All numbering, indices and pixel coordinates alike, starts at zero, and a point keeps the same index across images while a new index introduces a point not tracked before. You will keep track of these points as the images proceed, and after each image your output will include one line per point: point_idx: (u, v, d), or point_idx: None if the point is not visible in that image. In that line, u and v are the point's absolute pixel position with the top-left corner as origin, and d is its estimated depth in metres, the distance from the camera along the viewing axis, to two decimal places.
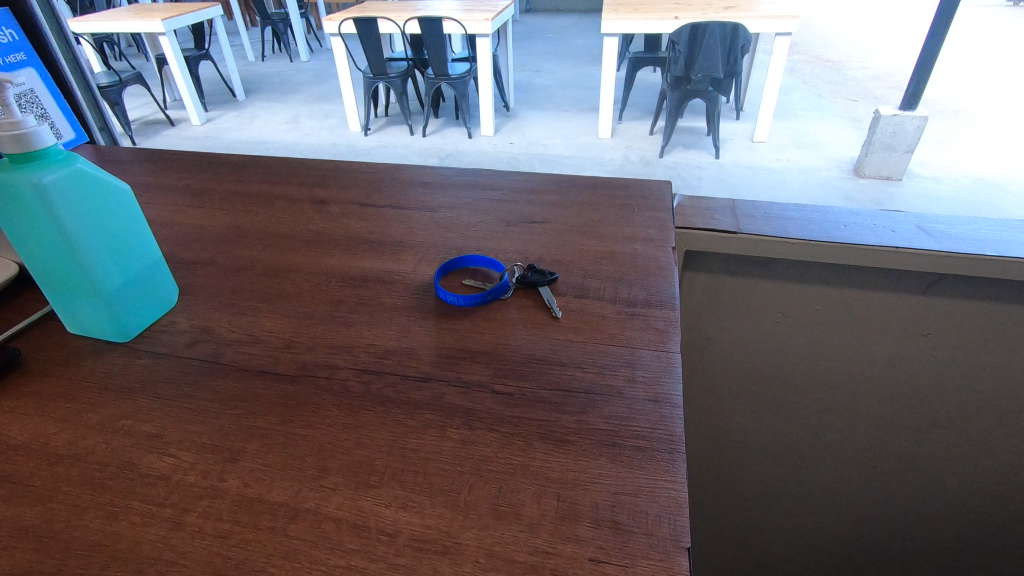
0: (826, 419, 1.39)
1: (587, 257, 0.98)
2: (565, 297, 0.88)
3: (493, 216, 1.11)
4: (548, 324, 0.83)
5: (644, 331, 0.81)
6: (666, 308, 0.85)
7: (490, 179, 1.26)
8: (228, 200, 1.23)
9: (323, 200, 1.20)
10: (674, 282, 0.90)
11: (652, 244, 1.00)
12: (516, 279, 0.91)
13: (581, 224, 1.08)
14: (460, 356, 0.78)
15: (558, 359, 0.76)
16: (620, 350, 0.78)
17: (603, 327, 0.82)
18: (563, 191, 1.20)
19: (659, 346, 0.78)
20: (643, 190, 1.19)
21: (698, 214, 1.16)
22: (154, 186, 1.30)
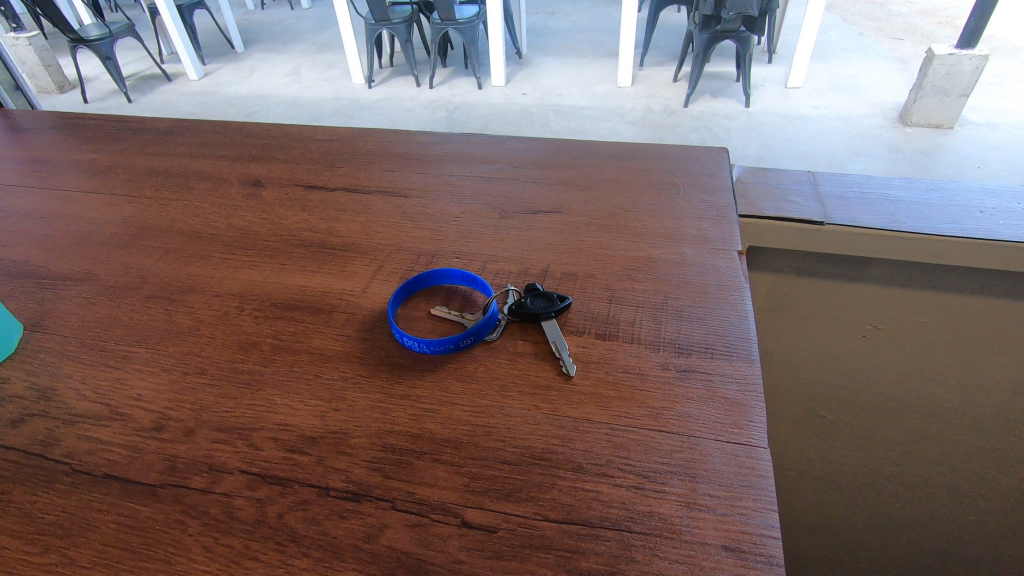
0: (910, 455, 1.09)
1: (611, 270, 0.67)
2: (582, 337, 0.59)
3: (480, 204, 0.80)
4: (555, 385, 0.54)
5: (707, 404, 0.51)
6: (739, 360, 0.55)
7: (480, 149, 0.94)
8: (135, 181, 0.93)
9: (256, 181, 0.90)
10: (745, 312, 0.60)
11: (708, 248, 0.70)
12: (508, 309, 0.61)
13: (604, 216, 0.76)
14: (417, 449, 0.49)
15: (571, 458, 0.48)
16: (670, 440, 0.49)
17: (641, 394, 0.53)
18: (579, 166, 0.88)
19: (734, 435, 0.49)
20: (692, 161, 0.87)
21: (767, 194, 0.84)
22: (48, 162, 1.00)
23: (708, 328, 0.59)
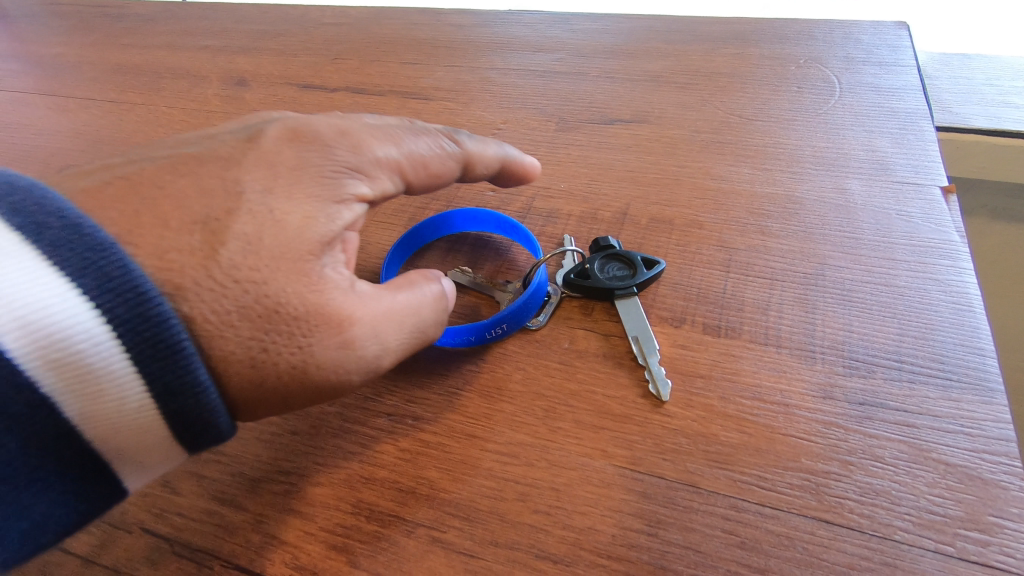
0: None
1: (728, 215, 0.43)
2: (682, 331, 0.36)
3: (530, 111, 0.56)
4: (635, 414, 0.33)
5: (914, 475, 0.29)
6: (966, 392, 0.32)
7: (534, 32, 0.67)
8: (100, 81, 0.74)
9: (242, 80, 0.69)
10: (963, 299, 0.36)
11: (887, 180, 0.44)
12: (566, 278, 0.39)
13: (715, 128, 0.51)
14: (406, 518, 0.31)
15: (664, 564, 0.28)
16: (846, 543, 0.27)
17: (788, 444, 0.31)
18: (677, 53, 0.60)
19: (970, 546, 0.27)
20: (852, 43, 0.58)
21: (972, 95, 0.55)
22: (9, 59, 0.82)
23: (902, 326, 0.35)
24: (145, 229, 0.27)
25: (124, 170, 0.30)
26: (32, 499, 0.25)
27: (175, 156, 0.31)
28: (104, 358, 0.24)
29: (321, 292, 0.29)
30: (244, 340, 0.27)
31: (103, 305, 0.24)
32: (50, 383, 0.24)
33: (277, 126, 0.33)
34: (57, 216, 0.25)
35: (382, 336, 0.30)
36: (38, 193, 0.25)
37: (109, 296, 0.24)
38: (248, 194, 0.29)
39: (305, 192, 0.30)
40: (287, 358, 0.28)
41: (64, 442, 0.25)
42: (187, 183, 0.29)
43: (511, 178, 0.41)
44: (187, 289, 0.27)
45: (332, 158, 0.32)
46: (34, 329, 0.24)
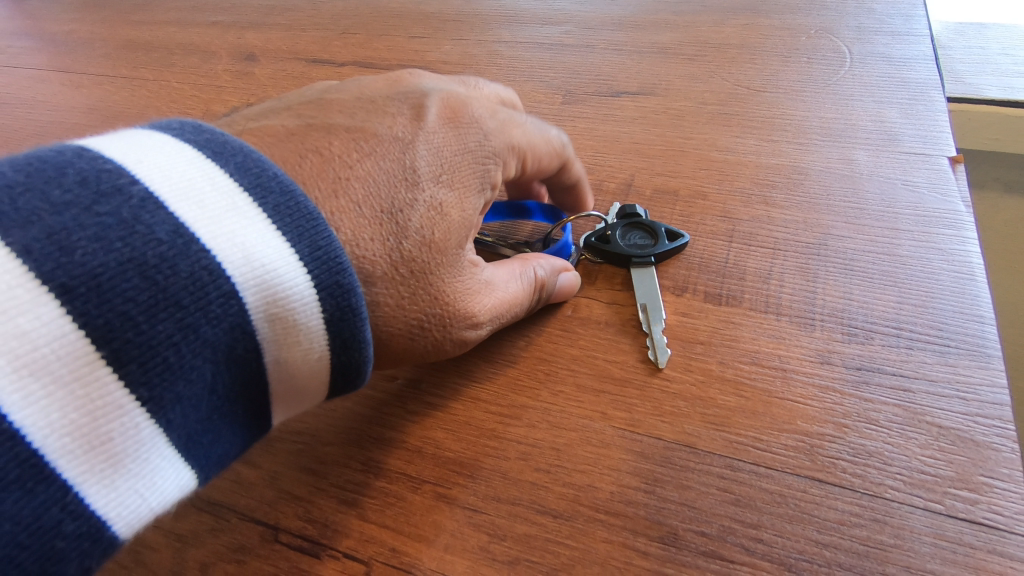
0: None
1: (732, 185, 0.43)
2: (683, 299, 0.37)
3: (537, 84, 0.56)
4: (635, 378, 0.34)
5: (907, 437, 0.30)
6: (963, 357, 0.32)
7: (542, 4, 0.67)
8: (113, 57, 0.75)
9: (252, 55, 0.69)
10: (968, 268, 0.36)
11: (895, 150, 0.43)
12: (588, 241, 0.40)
13: (722, 100, 0.50)
14: (413, 475, 0.32)
15: (660, 518, 0.29)
16: (838, 501, 0.28)
17: (784, 407, 0.31)
18: (686, 25, 0.60)
19: (960, 503, 0.27)
20: (865, 13, 0.57)
21: (986, 66, 0.54)
22: (23, 36, 0.83)
23: (902, 294, 0.35)
24: (343, 214, 0.28)
25: (305, 140, 0.30)
26: (218, 433, 0.24)
27: (349, 129, 0.31)
28: (309, 321, 0.25)
29: (469, 272, 0.31)
30: (408, 320, 0.29)
31: (320, 271, 0.24)
32: (263, 333, 0.24)
33: (427, 103, 0.33)
34: (270, 176, 0.25)
35: (511, 307, 0.34)
36: (248, 154, 0.25)
37: (327, 263, 0.24)
38: (421, 183, 0.30)
39: (461, 184, 0.31)
40: (432, 335, 0.31)
41: (246, 390, 0.25)
42: (370, 166, 0.29)
43: (567, 196, 0.42)
44: (374, 278, 0.28)
45: (480, 149, 0.33)
46: (264, 283, 0.23)
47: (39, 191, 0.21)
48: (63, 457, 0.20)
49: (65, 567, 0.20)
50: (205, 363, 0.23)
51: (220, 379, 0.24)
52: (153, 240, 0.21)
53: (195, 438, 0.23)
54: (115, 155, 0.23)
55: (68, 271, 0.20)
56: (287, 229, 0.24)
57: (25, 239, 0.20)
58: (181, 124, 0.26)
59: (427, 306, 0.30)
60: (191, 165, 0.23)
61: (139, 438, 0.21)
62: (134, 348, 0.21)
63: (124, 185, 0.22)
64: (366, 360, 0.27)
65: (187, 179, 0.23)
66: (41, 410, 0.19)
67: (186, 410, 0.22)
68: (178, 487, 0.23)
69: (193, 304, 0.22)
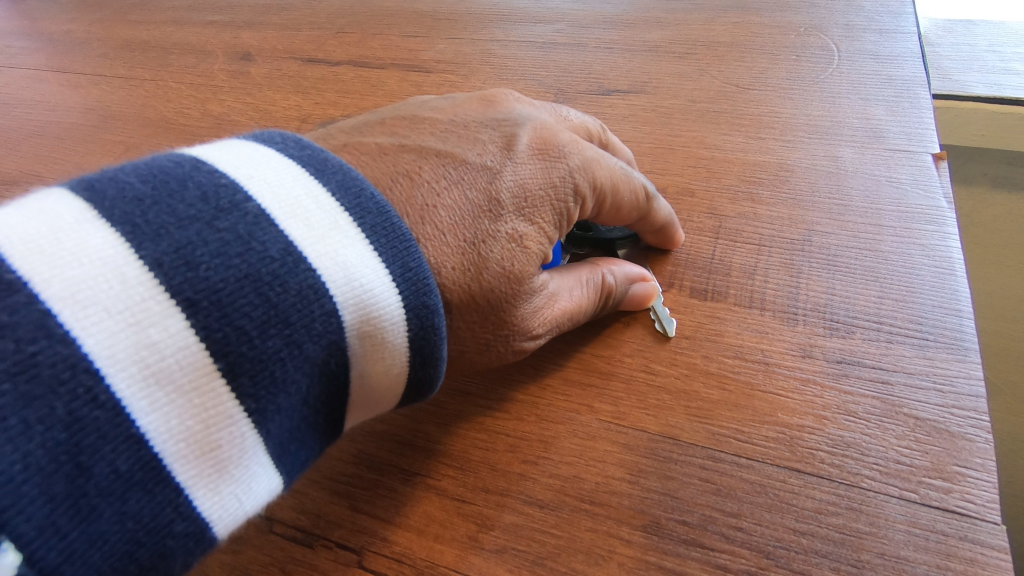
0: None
1: (719, 183, 0.44)
2: (669, 295, 0.38)
3: (529, 82, 0.57)
4: (621, 372, 0.35)
5: (884, 428, 0.30)
6: (941, 350, 0.33)
7: (535, 3, 0.67)
8: (110, 56, 0.75)
9: (247, 55, 0.70)
10: (948, 264, 0.37)
11: (880, 148, 0.44)
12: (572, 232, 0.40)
13: (712, 97, 0.51)
14: (404, 468, 0.33)
15: (644, 508, 0.29)
16: (816, 490, 0.29)
17: (766, 400, 0.32)
18: (677, 23, 0.60)
19: (933, 492, 0.28)
20: (854, 10, 0.57)
21: (973, 63, 0.55)
22: (21, 36, 0.84)
23: (883, 289, 0.36)
24: (427, 238, 0.29)
25: (396, 161, 0.31)
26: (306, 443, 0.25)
27: (439, 153, 0.31)
28: (394, 336, 0.26)
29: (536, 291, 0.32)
30: (475, 337, 0.31)
31: (406, 290, 0.25)
32: (355, 350, 0.25)
33: (520, 132, 0.33)
34: (368, 197, 0.26)
35: (573, 316, 0.34)
36: (347, 172, 0.26)
37: (412, 281, 0.26)
38: (504, 215, 0.30)
39: (543, 216, 0.32)
40: (498, 350, 0.32)
41: (334, 400, 0.26)
42: (456, 195, 0.30)
43: (653, 235, 0.39)
44: (451, 304, 0.29)
45: (569, 180, 0.33)
46: (361, 302, 0.24)
47: (165, 205, 0.22)
48: (178, 460, 0.21)
49: (170, 563, 0.21)
50: (302, 376, 0.23)
51: (312, 390, 0.24)
52: (266, 258, 0.23)
53: (286, 447, 0.24)
54: (230, 171, 0.24)
55: (193, 285, 0.21)
56: (382, 249, 0.25)
57: (156, 252, 0.21)
58: (285, 139, 0.27)
59: (495, 328, 0.31)
60: (297, 181, 0.25)
61: (243, 445, 0.22)
62: (244, 360, 0.22)
63: (239, 201, 0.23)
64: (439, 376, 0.28)
65: (295, 199, 0.24)
66: (163, 417, 0.21)
67: (284, 419, 0.23)
68: (267, 493, 0.23)
69: (299, 321, 0.23)
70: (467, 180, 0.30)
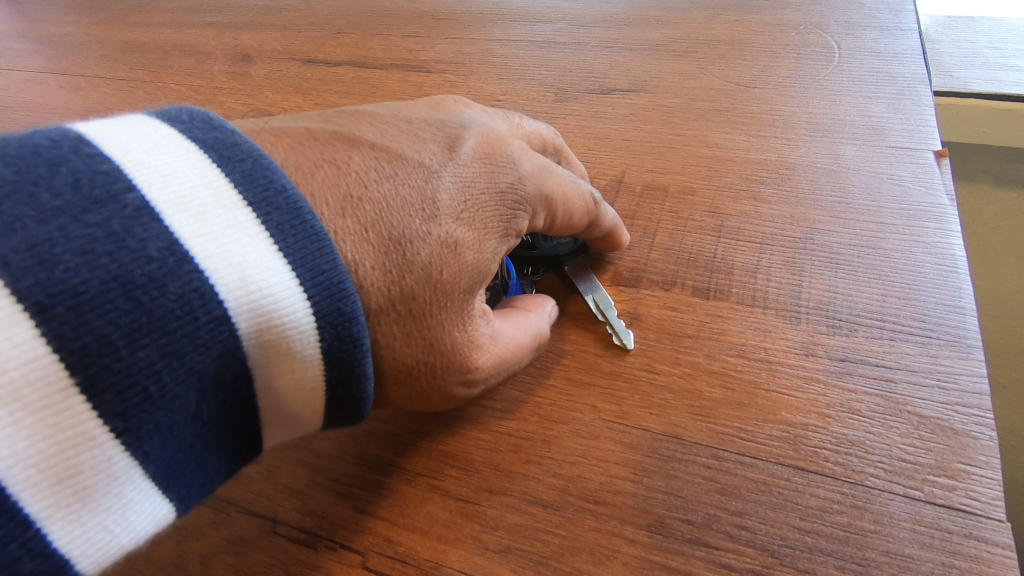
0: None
1: (721, 181, 0.44)
2: (671, 293, 0.38)
3: (529, 81, 0.57)
4: (624, 371, 0.35)
5: (888, 426, 0.30)
6: (944, 348, 0.33)
7: (534, 2, 0.67)
8: (109, 59, 0.75)
9: (247, 56, 0.70)
10: (950, 261, 0.37)
11: (881, 145, 0.44)
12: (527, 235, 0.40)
13: (712, 96, 0.51)
14: (407, 469, 0.33)
15: (648, 507, 0.29)
16: (820, 488, 0.29)
17: (769, 398, 0.32)
18: (677, 22, 0.60)
19: (938, 489, 0.28)
20: (855, 7, 0.57)
21: (973, 60, 0.55)
22: (20, 39, 0.84)
23: (886, 287, 0.36)
24: (347, 232, 0.27)
25: (325, 148, 0.29)
26: (206, 457, 0.24)
27: (374, 146, 0.30)
28: (300, 345, 0.24)
29: (472, 321, 0.30)
30: (402, 360, 0.29)
31: (315, 295, 0.24)
32: (254, 358, 0.23)
33: (466, 134, 0.33)
34: (276, 190, 0.24)
35: (510, 364, 0.33)
36: (257, 159, 0.24)
37: (322, 285, 0.24)
38: (439, 216, 0.29)
39: (484, 220, 0.30)
40: (423, 384, 0.30)
41: (236, 414, 0.24)
42: (387, 193, 0.29)
43: (600, 239, 0.39)
44: (371, 314, 0.28)
45: (512, 186, 0.32)
46: (258, 307, 0.23)
47: (26, 194, 0.20)
48: (26, 491, 0.19)
49: None
50: (190, 389, 0.22)
51: (208, 402, 0.23)
52: (144, 257, 0.21)
53: (174, 470, 0.22)
54: (114, 153, 0.22)
55: (45, 289, 0.19)
56: (287, 250, 0.23)
57: (5, 248, 0.19)
58: (191, 121, 0.25)
59: (421, 348, 0.29)
60: (194, 169, 0.23)
61: (111, 471, 0.20)
62: (116, 373, 0.20)
63: (119, 192, 0.21)
64: (361, 390, 0.27)
65: (190, 191, 0.22)
66: (6, 439, 0.18)
67: (169, 438, 0.22)
68: (151, 522, 0.22)
69: (182, 328, 0.21)
70: (406, 176, 0.29)
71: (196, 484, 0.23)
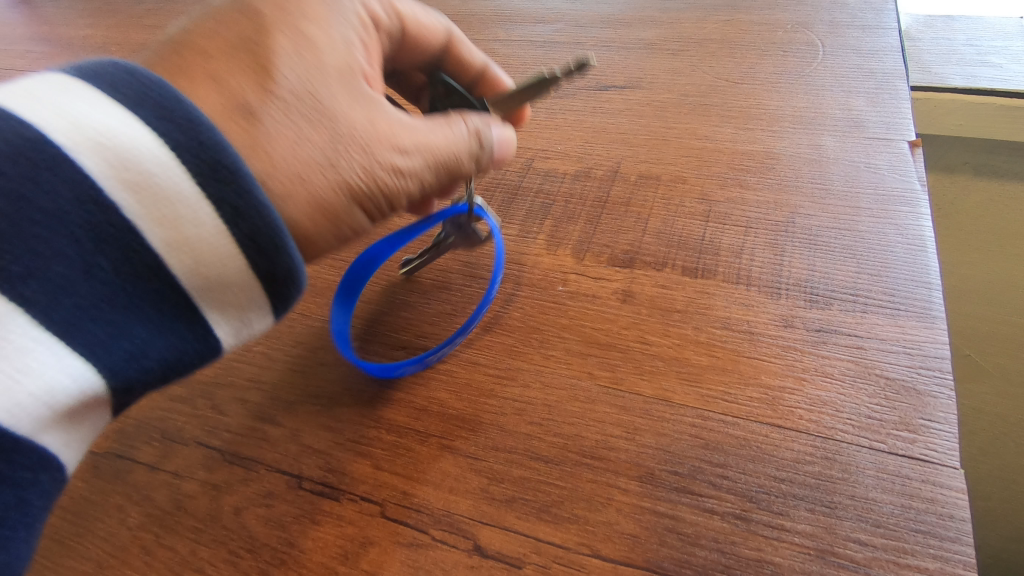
0: (1016, 485, 0.72)
1: (709, 170, 0.47)
2: (663, 273, 0.41)
3: (530, 79, 0.60)
4: (619, 342, 0.38)
5: (858, 387, 0.33)
6: (911, 318, 0.36)
7: (535, 4, 0.70)
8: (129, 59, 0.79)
9: None
10: (920, 241, 0.40)
11: (860, 136, 0.47)
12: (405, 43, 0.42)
13: (704, 91, 0.54)
14: (420, 429, 0.36)
15: (639, 461, 0.33)
16: (795, 442, 0.32)
17: (750, 365, 0.35)
18: (671, 22, 0.63)
19: (900, 442, 0.31)
20: (839, 8, 0.60)
21: (951, 56, 0.58)
22: (42, 41, 0.88)
23: (860, 265, 0.39)
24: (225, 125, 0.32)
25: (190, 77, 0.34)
26: (133, 353, 0.28)
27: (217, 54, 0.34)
28: (208, 234, 0.29)
29: (380, 138, 0.35)
30: (325, 175, 0.33)
31: (224, 194, 0.29)
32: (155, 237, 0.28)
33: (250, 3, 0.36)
34: (150, 92, 0.28)
35: (424, 140, 0.36)
36: (130, 77, 0.29)
37: (232, 188, 0.29)
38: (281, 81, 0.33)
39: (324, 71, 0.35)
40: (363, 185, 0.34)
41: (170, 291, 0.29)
42: (269, 103, 0.33)
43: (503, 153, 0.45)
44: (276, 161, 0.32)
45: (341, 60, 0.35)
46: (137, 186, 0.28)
47: None
48: None
49: None
50: (79, 266, 0.27)
51: (131, 288, 0.28)
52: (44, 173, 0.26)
53: (103, 339, 0.27)
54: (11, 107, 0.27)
55: None
56: (195, 161, 0.28)
57: None
58: (69, 67, 0.30)
59: (346, 166, 0.34)
60: (78, 97, 0.28)
61: (27, 341, 0.26)
62: (31, 263, 0.26)
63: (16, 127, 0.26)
64: (290, 259, 0.31)
65: (72, 111, 0.27)
66: None
67: (81, 307, 0.27)
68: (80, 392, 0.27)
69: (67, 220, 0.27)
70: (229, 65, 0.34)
71: (114, 380, 0.28)
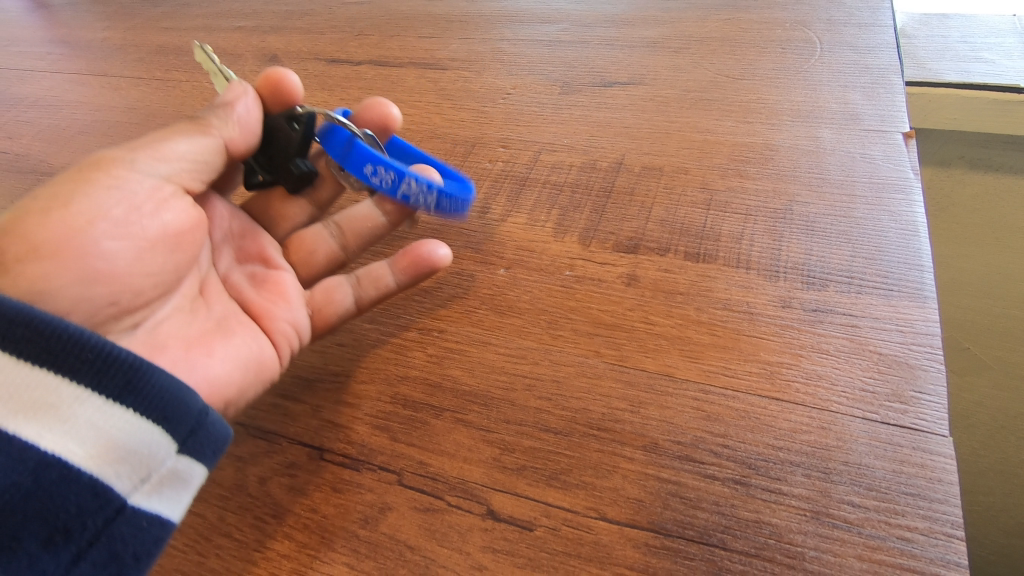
0: (1016, 477, 0.73)
1: (710, 161, 0.49)
2: (666, 258, 0.43)
3: (536, 76, 0.62)
4: (624, 322, 0.40)
5: (852, 362, 0.35)
6: (904, 298, 0.37)
7: (541, 5, 0.72)
8: (146, 61, 0.81)
9: (275, 57, 0.76)
10: (913, 227, 0.41)
11: (856, 128, 0.49)
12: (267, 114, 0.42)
13: (705, 87, 0.56)
14: (434, 404, 0.38)
15: (643, 432, 0.34)
16: (792, 413, 0.34)
17: (750, 342, 0.37)
18: (673, 21, 0.65)
19: (892, 412, 0.33)
20: (836, 6, 0.62)
21: (946, 52, 0.60)
22: (60, 44, 0.90)
23: (854, 249, 0.40)
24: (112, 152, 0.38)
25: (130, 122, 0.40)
26: (75, 525, 0.29)
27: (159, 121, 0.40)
28: (96, 405, 0.31)
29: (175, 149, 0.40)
30: None
31: (83, 366, 0.31)
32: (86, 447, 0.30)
33: None
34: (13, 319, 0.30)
35: None
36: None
37: (91, 354, 0.31)
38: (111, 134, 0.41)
39: None
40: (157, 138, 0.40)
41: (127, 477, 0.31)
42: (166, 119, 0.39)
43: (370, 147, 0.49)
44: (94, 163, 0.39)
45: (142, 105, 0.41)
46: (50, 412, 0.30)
47: None
48: None
49: None
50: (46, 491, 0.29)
51: (46, 476, 0.29)
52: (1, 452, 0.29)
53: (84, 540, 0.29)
54: None
55: None
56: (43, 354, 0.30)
57: None
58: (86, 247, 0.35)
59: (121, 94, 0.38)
60: None
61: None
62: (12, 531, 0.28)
63: None
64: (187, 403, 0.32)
65: None
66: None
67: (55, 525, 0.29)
68: None
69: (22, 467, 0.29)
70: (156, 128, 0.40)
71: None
